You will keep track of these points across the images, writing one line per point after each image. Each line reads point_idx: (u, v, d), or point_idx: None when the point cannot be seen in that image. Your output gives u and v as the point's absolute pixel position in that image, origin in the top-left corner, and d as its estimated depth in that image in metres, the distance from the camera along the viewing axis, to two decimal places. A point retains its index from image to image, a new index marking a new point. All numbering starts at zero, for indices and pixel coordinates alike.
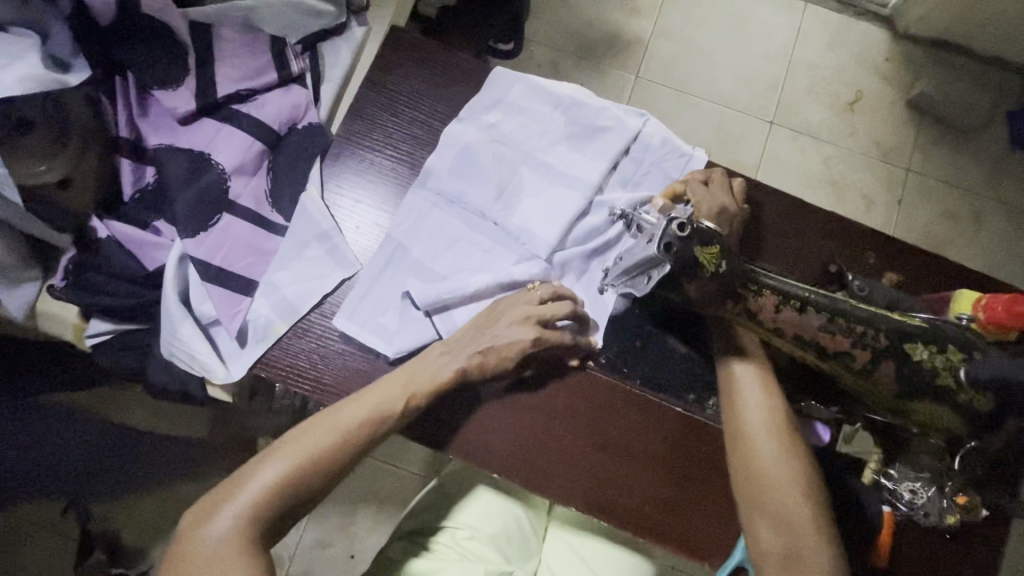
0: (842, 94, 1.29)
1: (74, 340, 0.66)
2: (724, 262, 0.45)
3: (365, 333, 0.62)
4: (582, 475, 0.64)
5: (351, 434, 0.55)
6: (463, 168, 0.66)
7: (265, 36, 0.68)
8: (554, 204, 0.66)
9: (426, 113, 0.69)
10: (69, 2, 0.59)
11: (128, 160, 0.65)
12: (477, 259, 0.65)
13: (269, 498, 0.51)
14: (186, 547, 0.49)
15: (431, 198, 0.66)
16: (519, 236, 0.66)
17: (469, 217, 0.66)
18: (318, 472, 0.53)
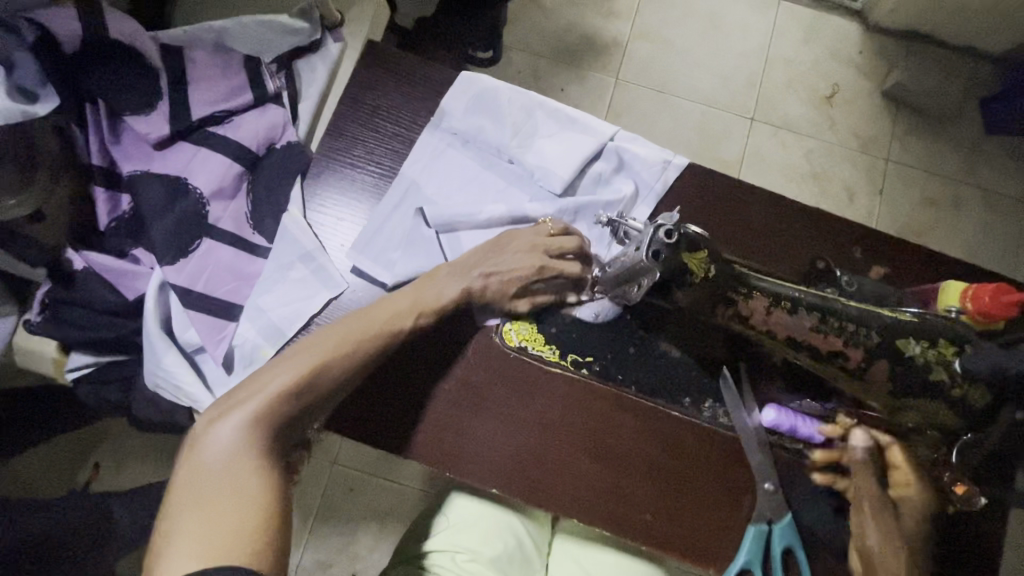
0: (819, 88, 1.30)
1: (55, 374, 0.65)
2: (712, 267, 0.45)
3: (373, 261, 0.64)
4: (578, 476, 0.63)
5: (362, 344, 0.56)
6: (483, 107, 0.69)
7: (240, 57, 0.67)
8: (568, 145, 0.69)
9: (406, 127, 0.68)
10: (32, 29, 0.56)
11: (102, 188, 0.62)
12: (491, 195, 0.68)
13: (281, 402, 0.52)
14: (195, 456, 0.49)
15: (447, 138, 0.68)
16: (533, 169, 0.68)
17: (485, 153, 0.69)
18: (325, 378, 0.54)
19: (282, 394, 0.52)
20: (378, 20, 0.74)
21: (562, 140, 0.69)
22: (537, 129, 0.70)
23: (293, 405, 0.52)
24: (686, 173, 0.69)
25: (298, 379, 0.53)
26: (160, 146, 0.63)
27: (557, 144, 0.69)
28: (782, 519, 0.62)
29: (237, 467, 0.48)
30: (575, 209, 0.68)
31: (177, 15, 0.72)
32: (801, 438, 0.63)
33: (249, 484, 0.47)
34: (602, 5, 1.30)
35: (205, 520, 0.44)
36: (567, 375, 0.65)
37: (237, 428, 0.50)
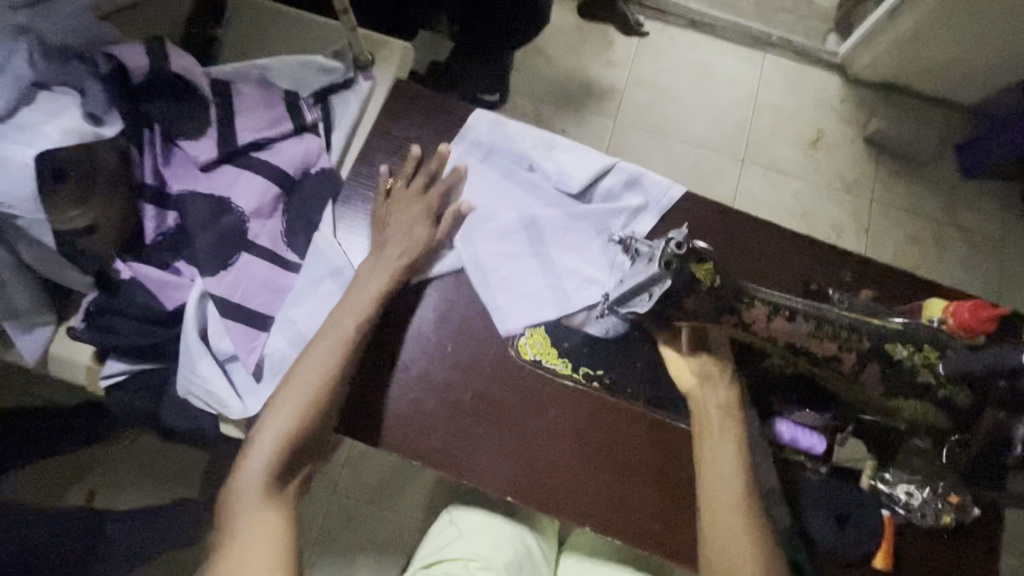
0: (804, 134, 1.40)
1: (91, 381, 0.68)
2: (717, 277, 0.49)
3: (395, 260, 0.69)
4: (589, 487, 0.66)
5: (332, 383, 0.61)
6: (509, 122, 0.75)
7: (280, 90, 0.74)
8: (584, 160, 0.74)
9: (433, 154, 0.74)
10: (107, 64, 0.63)
11: (151, 204, 0.66)
12: (510, 201, 0.74)
13: (279, 454, 0.59)
14: (228, 497, 0.59)
15: (472, 150, 0.74)
16: (551, 178, 0.74)
17: (506, 163, 0.74)
18: (310, 420, 0.59)
19: (279, 446, 0.59)
20: (406, 61, 0.81)
21: (580, 153, 0.75)
22: (557, 144, 0.75)
23: (293, 452, 0.59)
24: (690, 201, 0.75)
25: (291, 427, 0.59)
26: (207, 168, 0.68)
27: (573, 157, 0.74)
28: (788, 526, 0.64)
29: (258, 515, 0.57)
30: (583, 217, 0.73)
31: (222, 52, 0.79)
32: (802, 449, 0.67)
33: (266, 529, 0.57)
34: (601, 57, 1.42)
35: (241, 561, 0.56)
36: (579, 385, 0.69)
37: (252, 484, 0.58)
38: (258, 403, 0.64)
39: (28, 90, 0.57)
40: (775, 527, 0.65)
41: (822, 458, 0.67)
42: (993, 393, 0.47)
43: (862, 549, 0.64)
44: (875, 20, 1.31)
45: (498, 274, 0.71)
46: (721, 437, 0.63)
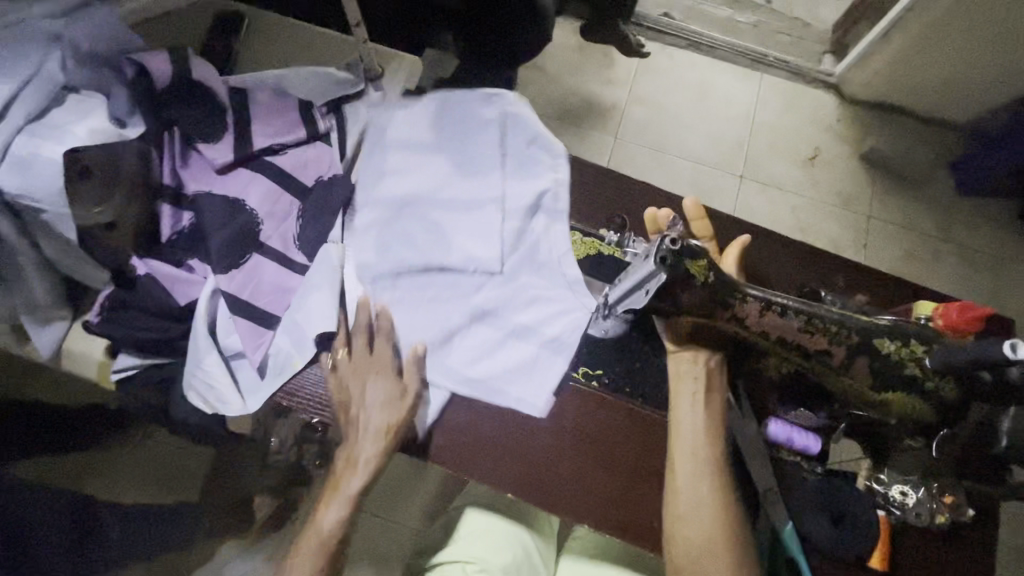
0: (802, 151, 1.64)
1: (103, 375, 0.70)
2: (712, 271, 0.51)
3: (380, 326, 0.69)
4: (597, 490, 0.67)
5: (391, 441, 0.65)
6: (392, 231, 0.73)
7: (294, 100, 0.75)
8: (478, 217, 0.73)
9: (424, 168, 0.75)
10: (132, 69, 0.67)
11: (168, 207, 0.69)
12: (446, 309, 0.71)
13: (318, 555, 0.65)
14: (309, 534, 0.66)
15: (384, 285, 0.71)
16: (467, 269, 0.72)
17: (417, 279, 0.72)
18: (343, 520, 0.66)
19: (318, 546, 0.65)
20: (414, 73, 0.85)
21: (474, 227, 0.73)
22: (448, 226, 0.73)
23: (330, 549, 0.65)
24: (688, 207, 0.78)
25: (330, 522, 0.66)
26: (223, 170, 0.71)
27: (472, 228, 0.73)
28: (785, 526, 0.65)
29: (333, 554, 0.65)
30: (514, 270, 0.72)
31: (239, 61, 0.82)
32: (797, 449, 0.68)
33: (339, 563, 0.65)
34: None
35: None
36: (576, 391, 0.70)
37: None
38: (258, 401, 0.66)
39: (57, 92, 0.61)
40: (771, 525, 0.66)
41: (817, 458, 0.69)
42: (978, 386, 0.49)
43: (858, 532, 0.65)
44: (868, 43, 1.56)
45: (465, 371, 0.69)
46: (698, 438, 0.63)
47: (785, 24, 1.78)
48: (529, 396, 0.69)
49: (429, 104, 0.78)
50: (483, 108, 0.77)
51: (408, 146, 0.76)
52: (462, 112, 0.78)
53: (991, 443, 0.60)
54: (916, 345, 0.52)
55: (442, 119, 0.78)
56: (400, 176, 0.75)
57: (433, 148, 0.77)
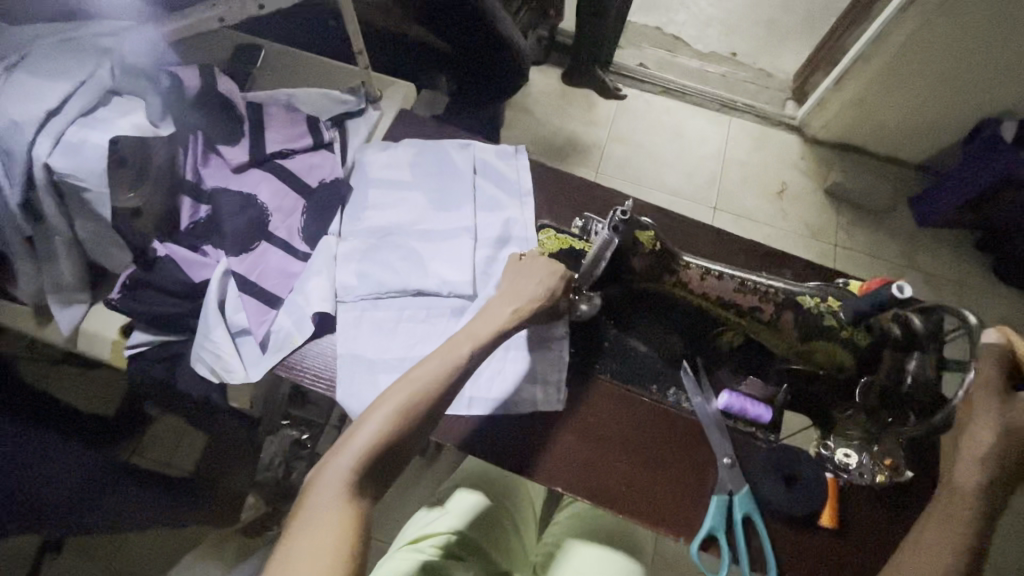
0: (771, 186, 1.78)
1: (115, 352, 0.76)
2: (658, 242, 0.64)
3: (364, 334, 0.74)
4: (573, 457, 0.72)
5: (433, 386, 0.61)
6: (371, 258, 0.78)
7: (303, 114, 0.87)
8: (446, 244, 0.80)
9: (425, 189, 0.84)
10: (167, 81, 0.77)
11: (188, 198, 0.79)
12: (422, 328, 0.75)
13: (371, 453, 0.56)
14: (313, 487, 0.55)
15: (363, 306, 0.75)
16: (441, 292, 0.76)
17: (394, 301, 0.76)
18: (409, 423, 0.58)
19: (372, 444, 0.56)
20: (407, 97, 0.97)
21: (448, 255, 0.79)
22: (423, 254, 0.79)
23: (384, 450, 0.57)
24: (652, 211, 0.88)
25: (394, 420, 0.58)
26: (238, 169, 0.81)
27: (444, 254, 0.79)
28: (741, 489, 0.70)
29: (339, 506, 0.53)
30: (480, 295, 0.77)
31: (256, 85, 0.94)
32: (751, 419, 0.74)
33: (345, 520, 0.52)
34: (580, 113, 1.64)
35: (310, 549, 0.50)
36: (564, 385, 0.75)
37: (337, 478, 0.55)
38: (259, 372, 0.71)
39: (104, 95, 0.72)
40: (729, 490, 0.70)
41: (769, 427, 0.75)
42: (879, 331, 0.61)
43: (811, 509, 0.69)
44: (824, 90, 1.72)
45: (470, 390, 0.74)
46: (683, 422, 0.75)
47: (749, 74, 1.97)
48: (534, 396, 0.74)
49: (409, 147, 0.87)
50: (456, 152, 0.88)
51: (387, 185, 0.84)
52: (436, 155, 0.87)
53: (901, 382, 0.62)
54: (834, 302, 0.64)
55: (419, 160, 0.86)
56: (379, 212, 0.82)
57: (410, 185, 0.84)
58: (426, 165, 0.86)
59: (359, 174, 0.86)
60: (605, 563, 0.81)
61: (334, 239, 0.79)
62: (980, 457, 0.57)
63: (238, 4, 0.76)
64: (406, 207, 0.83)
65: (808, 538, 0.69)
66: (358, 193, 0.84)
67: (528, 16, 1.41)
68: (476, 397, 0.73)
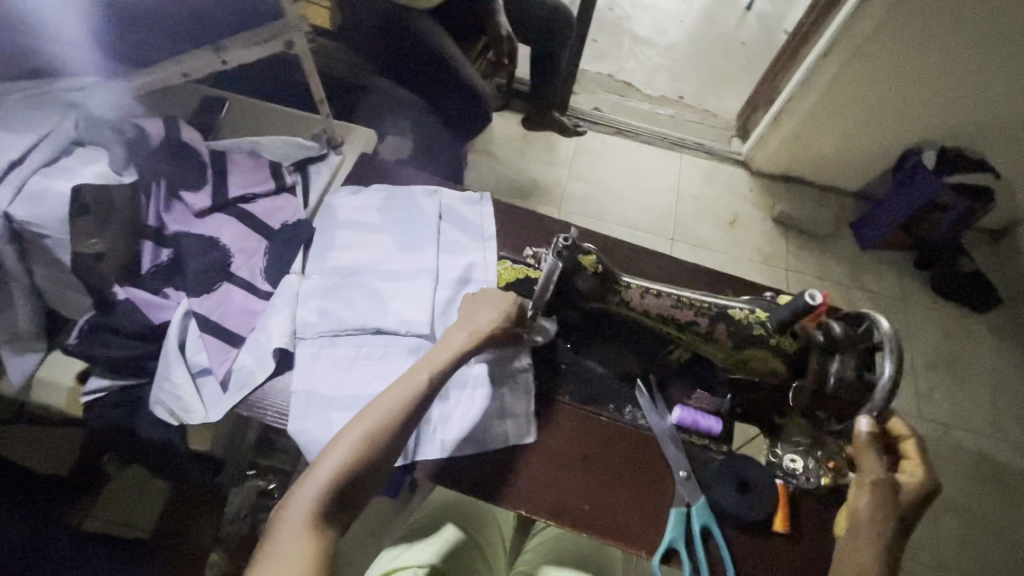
0: (724, 217, 1.89)
1: (71, 399, 0.75)
2: (600, 265, 0.70)
3: (320, 372, 0.74)
4: (536, 480, 0.74)
5: (396, 415, 0.63)
6: (334, 297, 0.80)
7: (266, 160, 0.91)
8: (408, 283, 0.81)
9: (391, 229, 0.87)
10: (132, 129, 0.81)
11: (151, 243, 0.81)
12: (378, 366, 0.76)
13: (334, 487, 0.58)
14: (277, 519, 0.56)
15: (321, 342, 0.76)
16: (399, 331, 0.77)
17: (353, 340, 0.77)
18: (373, 451, 0.60)
19: (337, 474, 0.58)
20: (368, 143, 1.03)
21: (409, 294, 0.80)
22: (385, 293, 0.80)
23: (349, 479, 0.59)
24: (603, 240, 0.93)
25: (357, 451, 0.59)
26: (201, 214, 0.84)
27: (404, 293, 0.80)
28: (698, 500, 0.72)
29: (298, 539, 0.54)
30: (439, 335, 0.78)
31: (221, 134, 0.98)
32: (703, 432, 0.78)
33: (304, 553, 0.53)
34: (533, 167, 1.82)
35: None
36: (529, 412, 0.77)
37: (300, 512, 0.56)
38: (221, 411, 0.72)
39: (67, 146, 0.77)
40: (686, 502, 0.73)
41: (721, 438, 0.79)
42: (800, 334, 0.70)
43: (766, 516, 0.72)
44: (764, 126, 1.87)
45: (440, 433, 0.74)
46: (637, 438, 0.78)
47: (696, 116, 2.12)
48: (496, 437, 0.74)
49: (380, 192, 0.91)
50: (422, 196, 0.92)
51: (356, 228, 0.86)
52: (404, 199, 0.91)
53: (825, 385, 0.68)
54: (762, 312, 0.72)
55: (389, 204, 0.90)
56: (346, 254, 0.84)
57: (378, 227, 0.87)
58: (395, 208, 0.90)
59: (328, 217, 0.88)
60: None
61: (301, 279, 0.81)
62: (881, 525, 0.61)
63: (201, 61, 0.81)
64: (372, 248, 0.85)
65: (765, 547, 0.72)
66: (328, 235, 0.86)
67: (486, 67, 1.51)
68: (446, 440, 0.73)
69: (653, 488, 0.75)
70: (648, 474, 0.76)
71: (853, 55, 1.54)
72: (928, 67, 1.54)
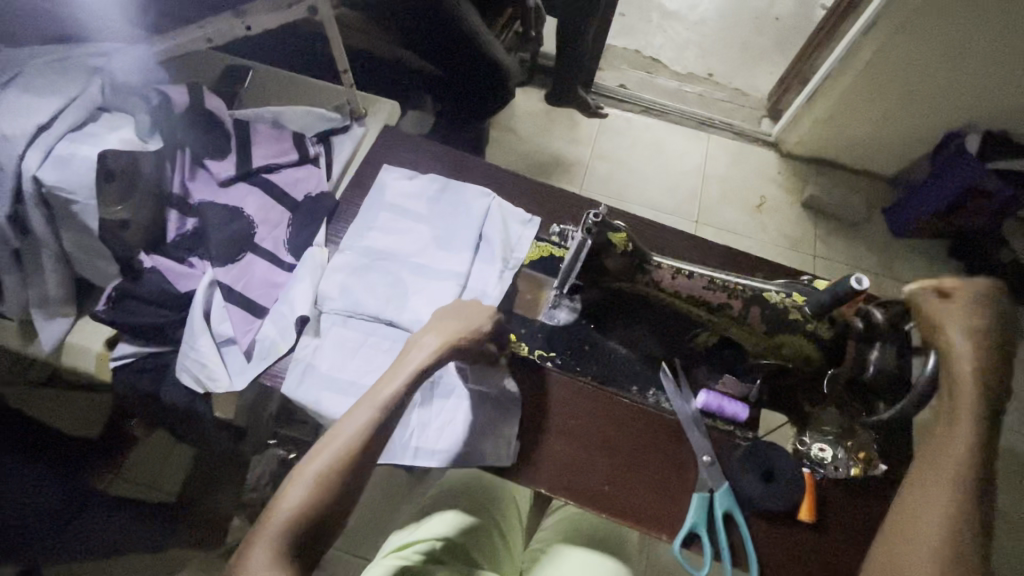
0: (751, 200, 1.84)
1: (100, 365, 0.77)
2: (630, 243, 0.68)
3: (327, 350, 0.73)
4: (553, 458, 0.73)
5: (359, 438, 0.59)
6: (359, 277, 0.79)
7: (289, 131, 0.90)
8: (434, 282, 0.80)
9: (428, 217, 0.86)
10: (156, 97, 0.81)
11: (175, 212, 0.80)
12: (381, 358, 0.74)
13: (297, 522, 0.55)
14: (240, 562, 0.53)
15: (335, 319, 0.76)
16: (410, 329, 0.76)
17: (366, 325, 0.76)
18: (338, 479, 0.57)
19: (300, 508, 0.55)
20: (392, 115, 1.00)
21: (430, 292, 0.79)
22: (410, 284, 0.80)
23: (313, 512, 0.56)
24: (631, 220, 0.91)
25: (320, 480, 0.57)
26: (225, 183, 0.83)
27: (426, 290, 0.79)
28: (721, 486, 0.71)
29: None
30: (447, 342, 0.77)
31: (245, 103, 0.97)
32: (728, 416, 0.77)
33: None
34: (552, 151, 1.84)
35: None
36: (516, 431, 0.73)
37: (264, 552, 0.53)
38: (245, 380, 0.72)
39: (92, 111, 0.76)
40: (709, 488, 0.72)
41: (746, 424, 0.77)
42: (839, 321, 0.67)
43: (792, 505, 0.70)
44: (797, 106, 1.79)
45: (417, 441, 0.73)
46: (659, 422, 0.77)
47: (726, 94, 2.04)
48: (482, 449, 0.71)
49: (434, 182, 0.88)
50: (472, 192, 0.88)
51: (398, 213, 0.85)
52: (456, 193, 0.88)
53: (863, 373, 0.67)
54: (800, 297, 0.69)
55: (440, 196, 0.87)
56: (381, 236, 0.83)
57: (419, 217, 0.85)
58: (443, 201, 0.88)
59: (374, 194, 0.86)
60: (588, 570, 0.81)
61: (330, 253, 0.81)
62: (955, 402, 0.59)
63: (225, 26, 0.80)
64: (408, 237, 0.84)
65: (786, 535, 0.70)
66: (368, 214, 0.85)
67: (510, 39, 1.46)
68: (421, 449, 0.72)
69: (673, 472, 0.74)
70: (668, 458, 0.74)
71: (898, 30, 1.46)
72: (980, 45, 1.44)
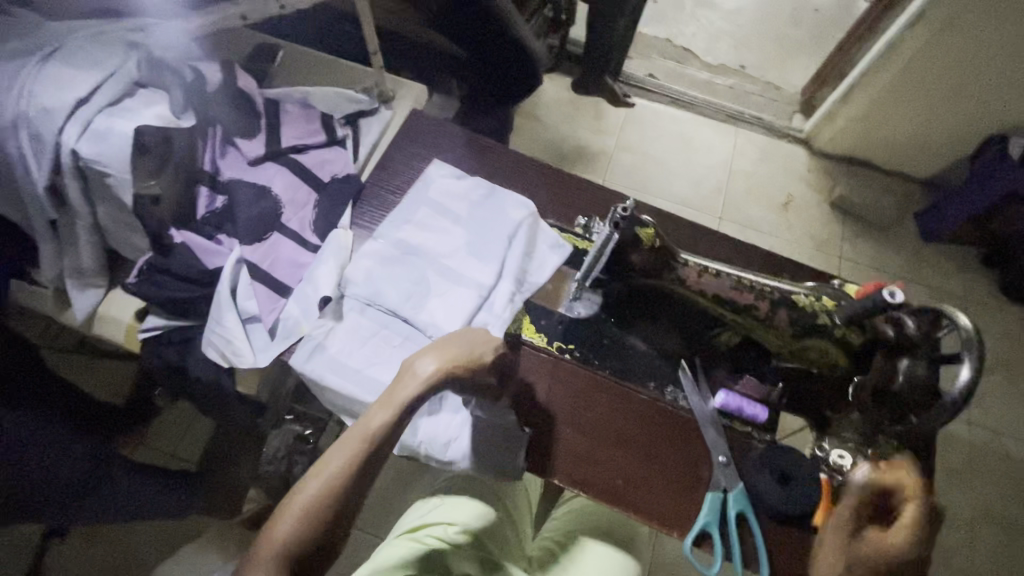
0: (777, 198, 1.80)
1: (128, 335, 0.79)
2: (657, 239, 0.68)
3: (338, 333, 0.74)
4: (568, 448, 0.73)
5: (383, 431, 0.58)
6: (387, 269, 0.79)
7: (318, 112, 0.91)
8: (455, 285, 0.80)
9: (463, 218, 0.85)
10: (190, 74, 0.81)
11: (206, 188, 0.82)
12: (394, 352, 0.74)
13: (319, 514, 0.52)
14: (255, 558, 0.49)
15: (354, 304, 0.77)
16: (424, 330, 0.76)
17: (382, 317, 0.77)
18: (360, 470, 0.55)
19: (323, 496, 0.53)
20: (419, 99, 1.00)
21: (450, 296, 0.79)
22: (433, 284, 0.80)
23: (334, 504, 0.53)
24: (654, 214, 0.90)
25: (344, 469, 0.55)
26: (253, 162, 0.84)
27: (446, 292, 0.79)
28: (736, 486, 0.71)
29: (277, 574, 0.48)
30: None
31: (274, 83, 0.97)
32: (747, 417, 0.76)
33: None
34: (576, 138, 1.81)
35: None
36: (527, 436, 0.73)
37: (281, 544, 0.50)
38: (268, 357, 0.73)
39: (129, 86, 0.77)
40: (723, 487, 0.71)
41: (764, 426, 0.77)
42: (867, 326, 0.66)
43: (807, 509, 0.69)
44: (831, 103, 1.74)
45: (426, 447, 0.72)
46: (678, 419, 0.76)
47: (758, 87, 1.99)
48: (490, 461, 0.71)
49: (479, 185, 0.88)
50: (511, 200, 0.86)
51: (437, 212, 0.85)
52: (498, 197, 0.87)
53: (892, 382, 0.65)
54: (830, 304, 0.69)
55: (482, 199, 0.87)
56: (417, 232, 0.83)
57: (455, 217, 0.85)
58: (484, 205, 0.87)
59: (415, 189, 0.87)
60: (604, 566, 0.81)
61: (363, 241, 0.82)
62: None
63: (261, 4, 0.81)
64: (440, 236, 0.84)
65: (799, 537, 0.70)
66: (408, 208, 0.85)
67: (540, 24, 1.44)
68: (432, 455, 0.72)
69: (687, 470, 0.73)
70: (683, 455, 0.74)
71: (945, 25, 1.40)
72: None
